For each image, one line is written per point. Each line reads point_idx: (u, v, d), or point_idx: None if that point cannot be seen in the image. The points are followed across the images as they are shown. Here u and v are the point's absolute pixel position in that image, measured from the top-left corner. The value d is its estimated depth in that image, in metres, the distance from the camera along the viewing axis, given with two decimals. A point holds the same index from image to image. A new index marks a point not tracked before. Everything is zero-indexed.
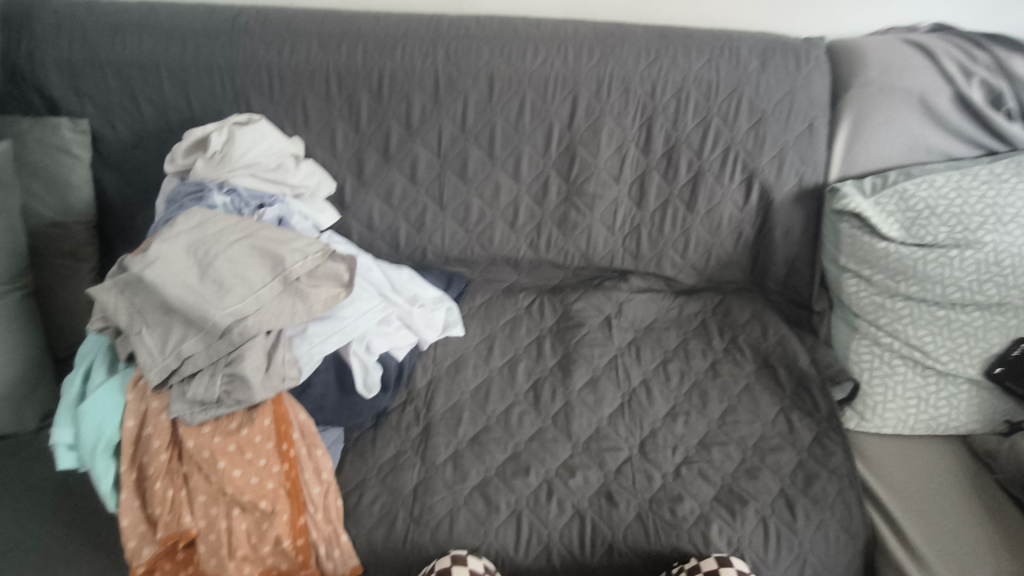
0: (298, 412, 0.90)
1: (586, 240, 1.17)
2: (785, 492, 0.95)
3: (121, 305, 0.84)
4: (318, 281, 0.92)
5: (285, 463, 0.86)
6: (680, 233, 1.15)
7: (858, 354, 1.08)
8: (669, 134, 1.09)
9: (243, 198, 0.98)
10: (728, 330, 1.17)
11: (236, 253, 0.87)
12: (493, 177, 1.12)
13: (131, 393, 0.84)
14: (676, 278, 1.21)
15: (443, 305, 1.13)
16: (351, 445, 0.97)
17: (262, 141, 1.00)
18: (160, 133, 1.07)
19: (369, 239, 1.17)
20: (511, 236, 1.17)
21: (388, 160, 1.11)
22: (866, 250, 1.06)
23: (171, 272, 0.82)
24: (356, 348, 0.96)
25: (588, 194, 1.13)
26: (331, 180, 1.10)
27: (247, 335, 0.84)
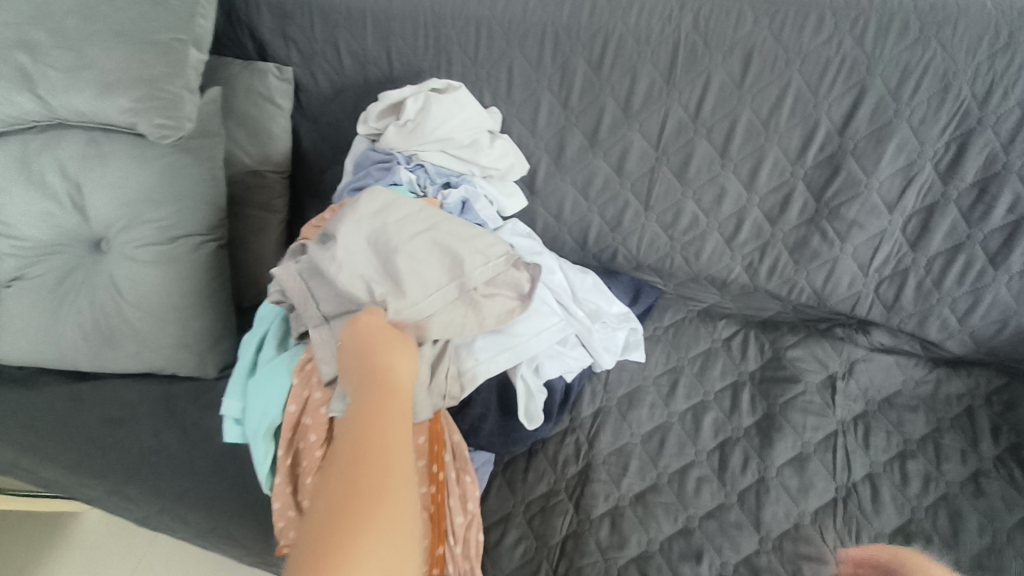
0: (453, 431, 0.82)
1: (825, 276, 0.91)
2: None
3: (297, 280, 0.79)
4: (495, 289, 0.78)
5: (432, 485, 0.77)
6: (968, 291, 0.85)
7: None
8: (994, 157, 0.76)
9: (429, 174, 0.90)
10: (1007, 431, 0.86)
11: (417, 247, 0.74)
12: (720, 181, 0.89)
13: (296, 377, 0.80)
14: (940, 344, 0.91)
15: (626, 323, 0.95)
16: (502, 470, 0.90)
17: (458, 113, 0.87)
18: (358, 89, 0.99)
19: (554, 230, 1.02)
20: (725, 253, 0.95)
21: (595, 145, 0.92)
22: None
23: (351, 263, 0.73)
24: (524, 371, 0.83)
25: (845, 220, 0.86)
26: (525, 163, 0.95)
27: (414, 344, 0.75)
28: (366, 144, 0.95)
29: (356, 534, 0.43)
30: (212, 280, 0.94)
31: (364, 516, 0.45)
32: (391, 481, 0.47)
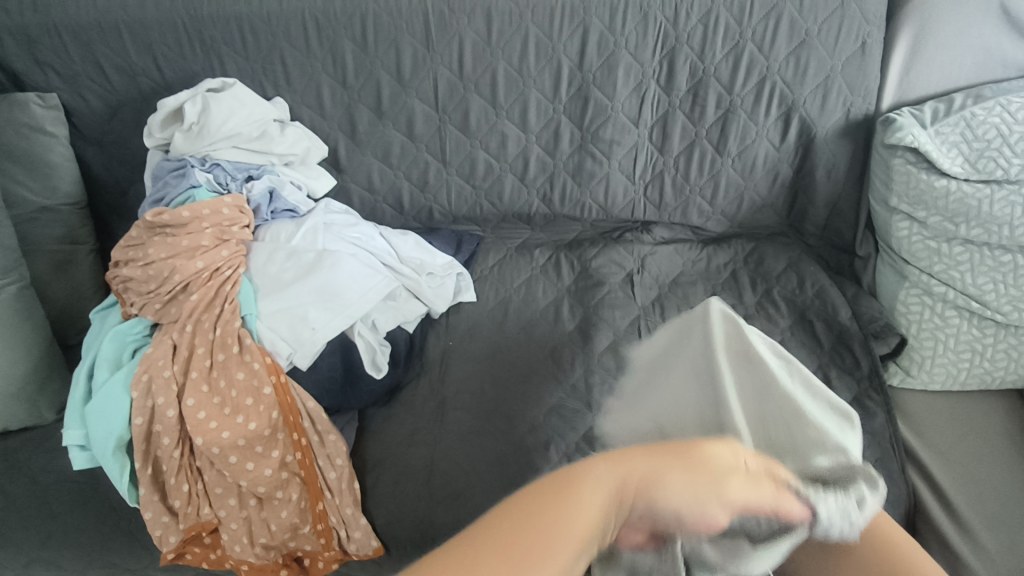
0: (306, 400, 0.88)
1: (604, 191, 1.07)
2: None
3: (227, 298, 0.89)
4: (387, 312, 0.97)
5: (298, 451, 0.85)
6: (708, 178, 1.04)
7: (906, 305, 0.97)
8: (695, 67, 0.95)
9: (228, 172, 0.94)
10: (762, 281, 1.06)
11: (343, 321, 0.90)
12: (499, 128, 1.01)
13: (135, 391, 0.83)
14: (704, 227, 1.10)
15: (453, 271, 1.05)
16: (368, 422, 0.95)
17: (240, 109, 0.92)
18: (135, 103, 1.00)
19: (370, 202, 1.10)
20: (522, 190, 1.08)
21: (382, 116, 1.01)
22: (921, 189, 0.93)
23: (279, 330, 0.88)
24: (365, 331, 0.93)
25: (606, 140, 1.01)
26: (322, 145, 1.02)
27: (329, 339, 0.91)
28: (159, 155, 0.96)
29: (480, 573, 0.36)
30: (20, 322, 0.91)
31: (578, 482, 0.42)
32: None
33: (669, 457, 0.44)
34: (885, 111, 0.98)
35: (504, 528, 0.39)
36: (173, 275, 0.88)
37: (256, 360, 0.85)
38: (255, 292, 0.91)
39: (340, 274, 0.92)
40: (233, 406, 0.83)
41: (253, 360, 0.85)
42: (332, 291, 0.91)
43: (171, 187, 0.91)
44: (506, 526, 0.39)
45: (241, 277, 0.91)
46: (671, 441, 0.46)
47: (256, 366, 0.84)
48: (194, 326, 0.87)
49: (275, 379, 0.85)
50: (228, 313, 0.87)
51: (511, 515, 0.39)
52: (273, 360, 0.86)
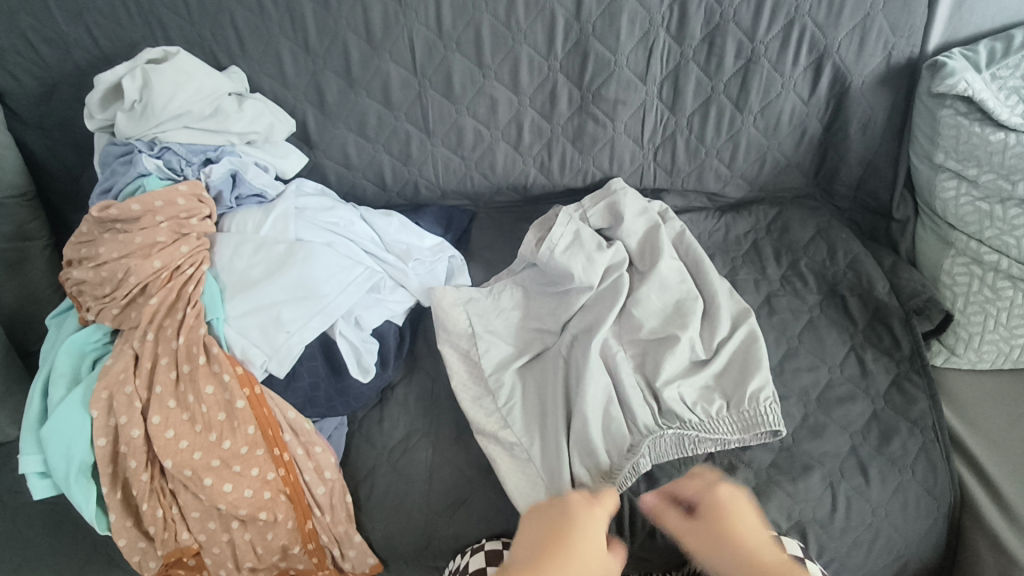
0: (285, 410, 0.79)
1: (609, 157, 0.95)
2: (856, 451, 0.80)
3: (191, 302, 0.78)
4: (371, 307, 0.86)
5: (281, 468, 0.76)
6: (727, 139, 0.91)
7: (951, 276, 0.87)
8: (711, 11, 0.82)
9: (181, 156, 0.83)
10: (786, 253, 0.96)
11: (319, 322, 0.80)
12: (488, 91, 0.89)
13: (94, 410, 0.75)
14: (721, 193, 0.99)
15: (442, 253, 0.95)
16: (357, 427, 0.86)
17: (186, 83, 0.80)
18: (73, 79, 0.88)
19: (349, 179, 0.99)
20: (516, 159, 0.96)
21: (352, 83, 0.89)
22: (973, 144, 0.82)
23: (250, 333, 0.79)
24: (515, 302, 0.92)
25: (609, 100, 0.89)
26: (288, 119, 0.90)
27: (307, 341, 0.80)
28: (104, 139, 0.85)
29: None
30: None
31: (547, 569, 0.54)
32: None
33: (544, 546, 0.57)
34: (931, 54, 0.85)
35: None
36: (128, 277, 0.78)
37: (226, 371, 0.76)
38: (222, 291, 0.81)
39: (314, 266, 0.82)
40: (205, 423, 0.75)
41: (223, 371, 0.76)
42: (308, 287, 0.80)
43: (119, 176, 0.81)
44: None
45: (206, 275, 0.82)
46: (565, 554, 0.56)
47: (226, 378, 0.75)
48: (156, 334, 0.78)
49: (248, 392, 0.76)
50: (192, 319, 0.77)
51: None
52: (245, 370, 0.77)
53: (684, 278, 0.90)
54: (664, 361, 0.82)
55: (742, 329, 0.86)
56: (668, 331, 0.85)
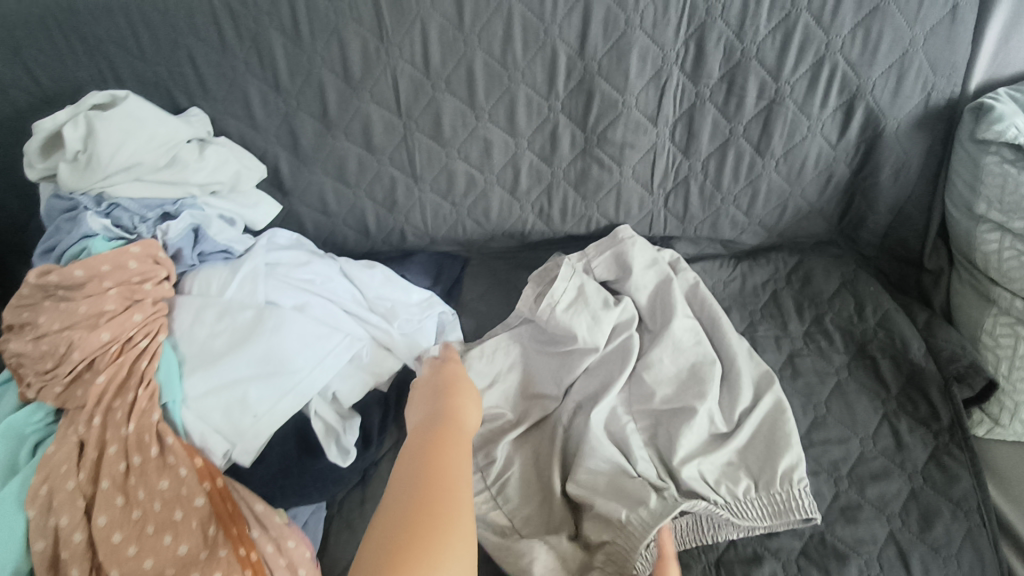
0: (254, 501, 0.69)
1: (616, 203, 0.86)
2: (895, 538, 0.71)
3: (142, 383, 0.69)
4: (349, 376, 0.77)
5: (247, 570, 0.63)
6: (745, 185, 0.83)
7: (993, 337, 0.79)
8: (731, 48, 0.73)
9: (133, 212, 0.72)
10: (809, 306, 0.88)
11: (291, 400, 0.71)
12: (481, 133, 0.80)
13: (30, 510, 0.65)
14: (737, 240, 0.90)
15: (432, 308, 0.86)
16: (336, 511, 0.77)
17: (138, 130, 0.70)
18: (12, 121, 0.78)
19: (328, 227, 0.90)
20: (513, 205, 0.87)
21: (329, 126, 0.79)
22: (1019, 194, 0.73)
23: (211, 415, 0.69)
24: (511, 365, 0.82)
25: (615, 143, 0.80)
26: (258, 165, 0.81)
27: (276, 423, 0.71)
28: (47, 190, 0.75)
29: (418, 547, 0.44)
30: None
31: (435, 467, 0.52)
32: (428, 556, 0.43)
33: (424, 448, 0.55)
34: (973, 95, 0.77)
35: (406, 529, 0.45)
36: (71, 353, 0.68)
37: (183, 463, 0.66)
38: (180, 365, 0.71)
39: (287, 336, 0.72)
40: (158, 522, 0.64)
41: (180, 464, 0.66)
42: (278, 361, 0.71)
43: (62, 235, 0.71)
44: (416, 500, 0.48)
45: (162, 346, 0.72)
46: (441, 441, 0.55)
47: (183, 472, 0.66)
48: (104, 418, 0.68)
49: (209, 486, 0.67)
50: (144, 402, 0.68)
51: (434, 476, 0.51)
52: (205, 461, 0.67)
53: (699, 338, 0.80)
54: (682, 437, 0.73)
55: (767, 398, 0.77)
56: (682, 401, 0.76)
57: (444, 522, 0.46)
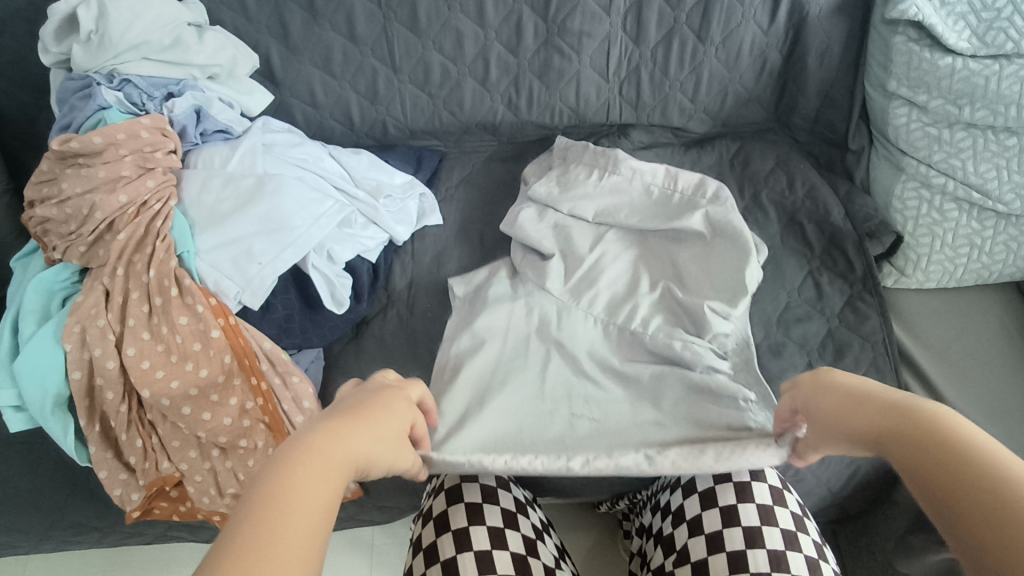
0: (262, 341, 0.79)
1: (576, 92, 0.96)
2: (812, 366, 0.84)
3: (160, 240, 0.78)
4: (342, 240, 0.87)
5: (259, 397, 0.77)
6: (689, 72, 0.93)
7: (902, 201, 0.91)
8: None
9: (142, 90, 0.81)
10: (749, 186, 0.99)
11: (293, 253, 0.81)
12: (453, 24, 0.89)
13: (67, 343, 0.74)
14: (685, 127, 1.01)
15: (414, 191, 0.97)
16: (334, 361, 0.89)
17: (145, 11, 0.78)
18: (25, 12, 0.85)
19: (316, 119, 0.99)
20: (483, 96, 0.97)
21: (315, 16, 0.88)
22: (924, 70, 0.85)
23: (224, 264, 0.79)
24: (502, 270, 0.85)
25: (574, 33, 0.90)
26: (252, 55, 0.89)
27: (278, 272, 0.81)
28: (60, 75, 0.83)
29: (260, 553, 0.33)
30: None
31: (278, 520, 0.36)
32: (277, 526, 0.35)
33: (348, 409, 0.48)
34: None
35: (251, 517, 0.35)
36: (94, 213, 0.77)
37: (199, 302, 0.75)
38: (191, 227, 0.81)
39: (283, 199, 0.81)
40: (181, 353, 0.75)
41: (196, 302, 0.75)
42: (278, 220, 0.81)
43: (77, 111, 0.79)
44: (258, 515, 0.35)
45: (174, 210, 0.81)
46: (311, 460, 0.41)
47: (200, 308, 0.75)
48: (126, 269, 0.78)
49: (223, 322, 0.76)
50: (162, 253, 0.77)
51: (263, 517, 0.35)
52: (218, 302, 0.77)
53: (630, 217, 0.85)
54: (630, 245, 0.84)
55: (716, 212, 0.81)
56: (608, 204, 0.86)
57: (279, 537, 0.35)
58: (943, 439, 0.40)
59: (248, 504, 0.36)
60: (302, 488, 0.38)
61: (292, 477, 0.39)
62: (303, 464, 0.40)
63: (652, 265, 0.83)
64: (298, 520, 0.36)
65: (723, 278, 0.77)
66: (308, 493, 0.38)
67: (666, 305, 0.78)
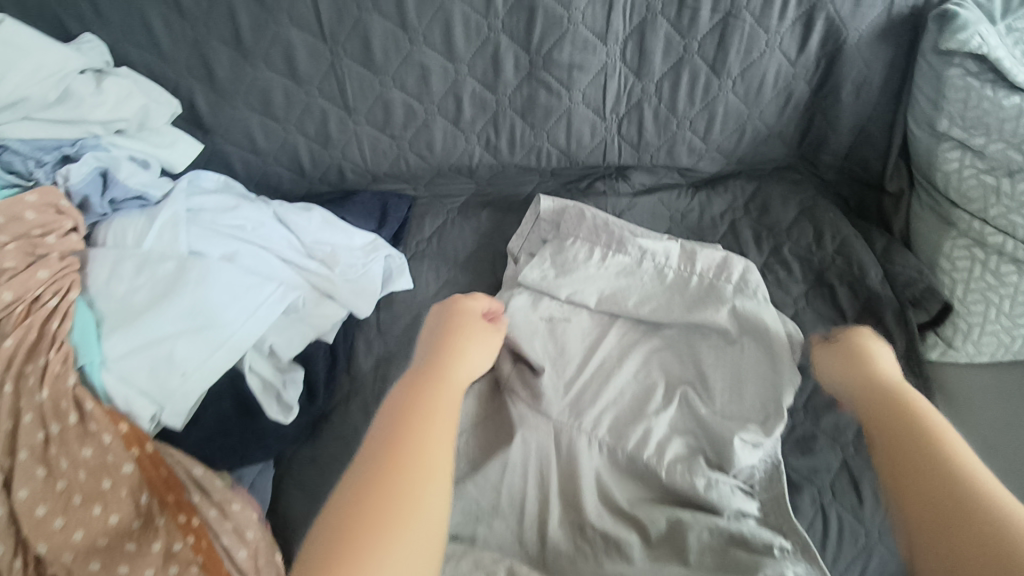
0: (191, 465, 0.65)
1: (567, 132, 0.81)
2: (848, 466, 0.75)
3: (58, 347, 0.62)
4: (285, 328, 0.73)
5: (189, 536, 0.61)
6: (702, 108, 0.78)
7: (951, 260, 0.78)
8: None
9: (26, 156, 0.65)
10: (768, 236, 0.86)
11: (223, 357, 0.67)
12: (416, 58, 0.73)
13: None
14: (695, 167, 0.86)
15: (376, 252, 0.81)
16: (287, 465, 0.75)
17: (16, 58, 0.62)
18: None
19: (258, 167, 0.82)
20: (457, 136, 0.81)
21: (243, 53, 0.72)
22: (984, 110, 0.71)
23: (137, 376, 0.64)
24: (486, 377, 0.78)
25: (563, 65, 0.74)
26: (169, 99, 0.72)
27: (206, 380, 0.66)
28: None
29: (368, 524, 0.38)
30: None
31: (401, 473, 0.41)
32: (409, 507, 0.39)
33: (438, 337, 0.56)
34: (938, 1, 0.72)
35: (370, 467, 0.41)
36: None
37: (106, 431, 0.62)
38: (98, 323, 0.65)
39: (209, 288, 0.67)
40: (86, 494, 0.60)
41: (102, 431, 0.61)
42: (203, 316, 0.66)
43: None
44: (366, 485, 0.40)
45: (76, 302, 0.65)
46: (409, 419, 0.45)
47: (107, 440, 0.61)
48: (15, 385, 0.60)
49: (138, 453, 0.63)
50: (58, 366, 0.61)
51: (364, 512, 0.38)
52: (131, 427, 0.63)
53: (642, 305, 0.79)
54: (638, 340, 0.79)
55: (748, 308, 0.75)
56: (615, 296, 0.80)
57: (403, 480, 0.40)
58: (965, 515, 0.38)
59: (368, 454, 0.42)
60: (403, 446, 0.42)
61: (393, 427, 0.44)
62: (404, 408, 0.46)
63: (670, 363, 0.77)
64: (418, 470, 0.41)
65: (754, 397, 0.72)
66: (441, 422, 0.46)
67: (682, 421, 0.73)
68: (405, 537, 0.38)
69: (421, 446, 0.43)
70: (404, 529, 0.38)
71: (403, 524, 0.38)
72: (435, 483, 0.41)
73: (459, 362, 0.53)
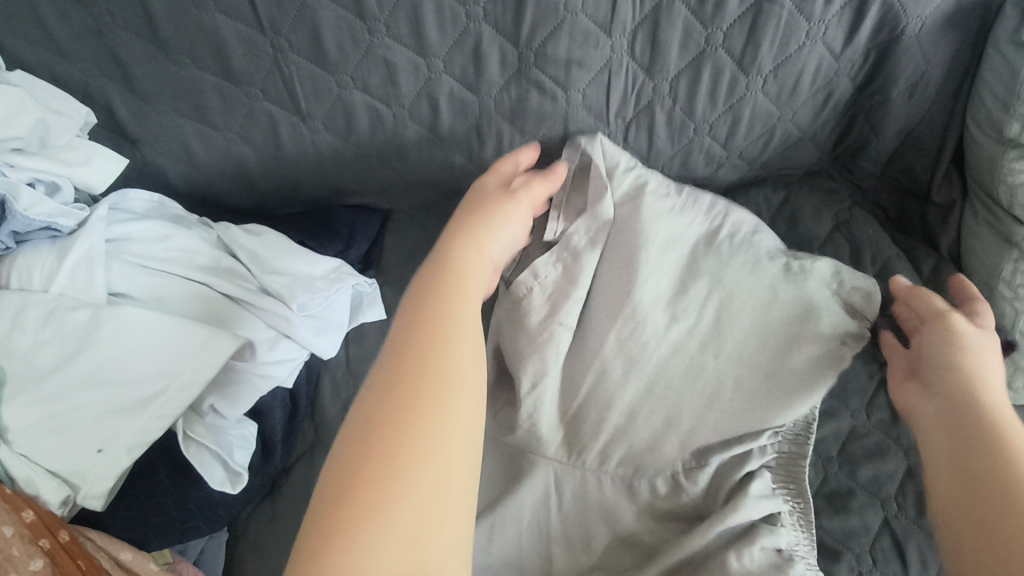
0: (120, 550, 0.55)
1: (563, 138, 0.68)
2: (889, 526, 0.63)
3: None
4: (226, 381, 0.61)
5: None
6: (725, 110, 0.65)
7: (1013, 288, 0.66)
8: None
9: None
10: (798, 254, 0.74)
11: (146, 422, 0.55)
12: (379, 53, 0.60)
13: None
14: (713, 177, 0.73)
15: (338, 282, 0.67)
16: (243, 530, 0.65)
17: None
18: None
19: (200, 181, 0.70)
20: (434, 145, 0.68)
21: (165, 50, 0.59)
22: None
23: (44, 453, 0.53)
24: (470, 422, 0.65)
25: (558, 61, 0.61)
26: (76, 107, 0.61)
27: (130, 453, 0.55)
28: None
29: (394, 472, 0.40)
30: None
31: (422, 402, 0.43)
32: (413, 451, 0.41)
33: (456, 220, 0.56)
34: None
35: (388, 418, 0.42)
36: None
37: (7, 521, 0.51)
38: None
39: (126, 338, 0.56)
40: None
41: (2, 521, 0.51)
42: (119, 373, 0.56)
43: None
44: (380, 429, 0.41)
45: None
46: (429, 307, 0.48)
47: (7, 531, 0.51)
48: None
49: (50, 543, 0.52)
50: None
51: (414, 359, 0.45)
52: (39, 513, 0.52)
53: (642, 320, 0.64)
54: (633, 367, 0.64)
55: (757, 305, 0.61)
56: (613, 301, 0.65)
57: (409, 455, 0.41)
58: None
59: (400, 346, 0.46)
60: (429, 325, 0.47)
61: (411, 330, 0.47)
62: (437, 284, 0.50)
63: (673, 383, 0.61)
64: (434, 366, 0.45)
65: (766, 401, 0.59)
66: (444, 367, 0.45)
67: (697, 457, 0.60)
68: (424, 460, 0.41)
69: (433, 355, 0.45)
70: (422, 458, 0.41)
71: (420, 470, 0.41)
72: (455, 403, 0.44)
73: (471, 250, 0.54)
